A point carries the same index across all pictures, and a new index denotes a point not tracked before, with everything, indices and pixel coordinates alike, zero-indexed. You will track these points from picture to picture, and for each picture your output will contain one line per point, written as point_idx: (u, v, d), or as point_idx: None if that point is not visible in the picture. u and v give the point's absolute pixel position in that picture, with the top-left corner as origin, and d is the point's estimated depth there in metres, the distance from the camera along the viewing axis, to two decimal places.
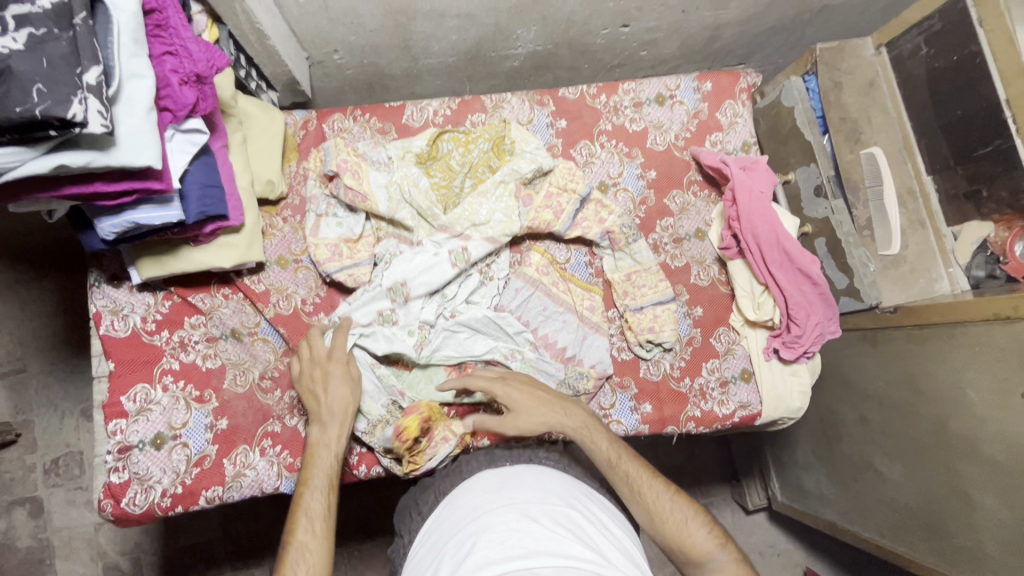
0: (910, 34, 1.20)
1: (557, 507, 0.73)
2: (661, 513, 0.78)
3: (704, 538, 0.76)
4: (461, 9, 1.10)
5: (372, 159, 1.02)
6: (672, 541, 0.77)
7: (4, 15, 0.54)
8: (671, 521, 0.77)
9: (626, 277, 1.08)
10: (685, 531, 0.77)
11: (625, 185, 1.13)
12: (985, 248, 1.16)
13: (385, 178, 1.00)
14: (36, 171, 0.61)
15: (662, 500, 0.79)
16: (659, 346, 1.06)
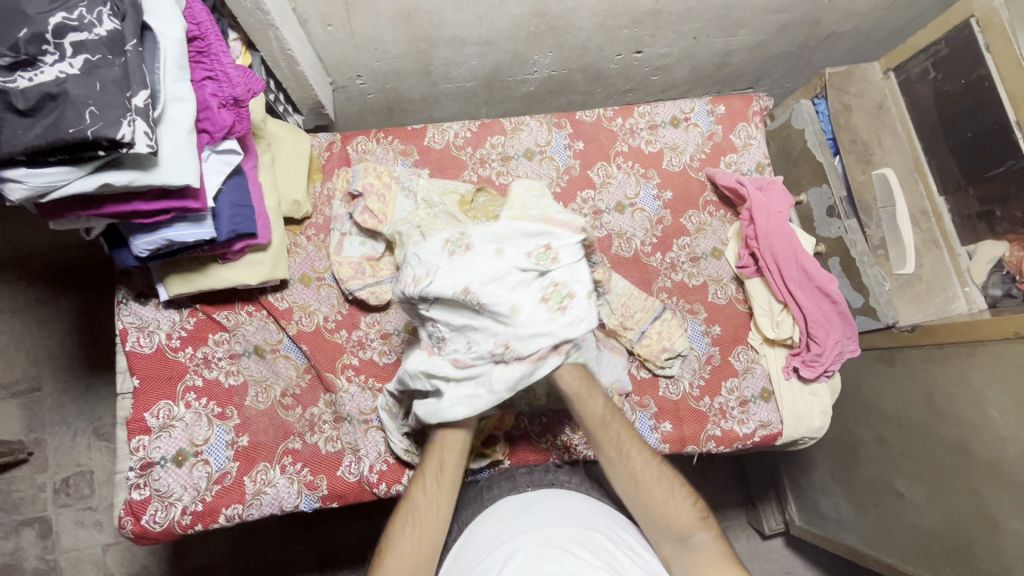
0: (919, 59, 1.23)
1: (579, 529, 0.73)
2: (648, 479, 0.78)
3: (687, 512, 0.76)
4: (481, 37, 1.13)
5: (403, 185, 1.05)
6: (656, 511, 0.76)
7: (61, 42, 0.56)
8: (659, 492, 0.77)
9: (620, 312, 1.07)
10: (670, 503, 0.76)
11: (642, 206, 1.15)
12: (1001, 267, 1.17)
13: (409, 206, 1.03)
14: (83, 189, 0.63)
15: (648, 467, 0.80)
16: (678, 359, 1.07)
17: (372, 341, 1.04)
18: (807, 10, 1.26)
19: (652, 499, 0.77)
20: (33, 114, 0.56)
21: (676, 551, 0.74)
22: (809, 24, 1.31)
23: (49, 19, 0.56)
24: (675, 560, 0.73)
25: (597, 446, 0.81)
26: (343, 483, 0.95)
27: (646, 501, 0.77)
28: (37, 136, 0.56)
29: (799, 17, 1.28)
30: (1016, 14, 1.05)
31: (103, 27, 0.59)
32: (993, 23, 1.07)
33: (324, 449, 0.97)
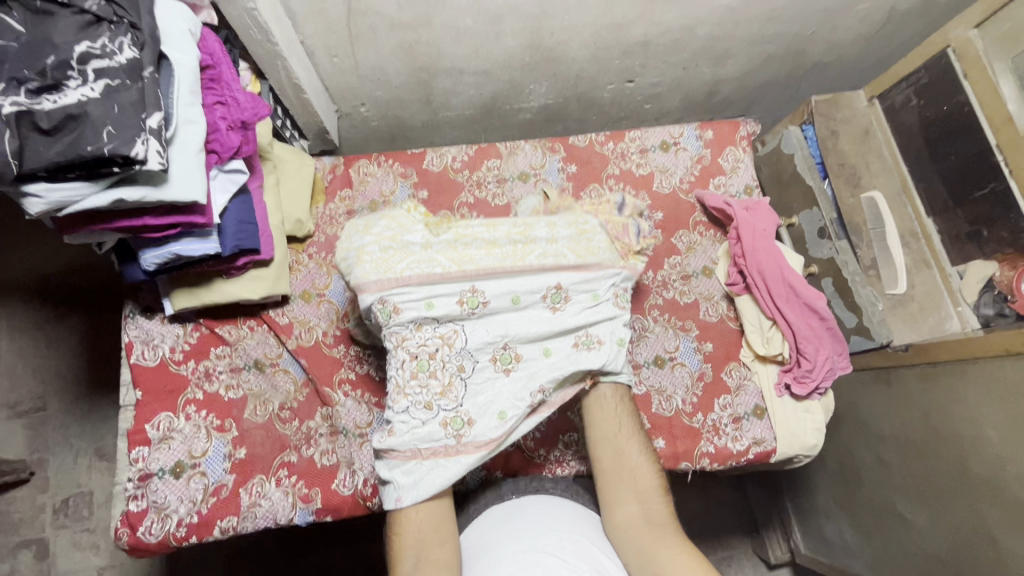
0: (901, 87, 1.27)
1: (561, 532, 0.77)
2: (631, 455, 0.87)
3: (651, 481, 0.86)
4: (478, 67, 1.20)
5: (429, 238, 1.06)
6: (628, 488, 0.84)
7: (85, 68, 0.61)
8: (638, 475, 0.86)
9: None
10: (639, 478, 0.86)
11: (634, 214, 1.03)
12: (992, 287, 1.14)
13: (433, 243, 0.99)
14: (98, 204, 0.67)
15: (630, 446, 0.88)
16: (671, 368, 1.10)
17: (369, 355, 1.05)
18: (791, 42, 1.32)
19: (624, 463, 0.86)
20: (55, 132, 0.61)
21: (631, 520, 0.81)
22: (794, 55, 1.37)
23: (75, 48, 0.61)
24: (623, 529, 0.81)
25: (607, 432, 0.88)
26: (337, 497, 0.96)
27: (622, 461, 0.86)
28: (58, 153, 0.60)
29: (783, 48, 1.33)
30: (990, 45, 1.10)
31: (123, 55, 0.64)
32: (969, 52, 1.12)
33: (319, 463, 0.98)
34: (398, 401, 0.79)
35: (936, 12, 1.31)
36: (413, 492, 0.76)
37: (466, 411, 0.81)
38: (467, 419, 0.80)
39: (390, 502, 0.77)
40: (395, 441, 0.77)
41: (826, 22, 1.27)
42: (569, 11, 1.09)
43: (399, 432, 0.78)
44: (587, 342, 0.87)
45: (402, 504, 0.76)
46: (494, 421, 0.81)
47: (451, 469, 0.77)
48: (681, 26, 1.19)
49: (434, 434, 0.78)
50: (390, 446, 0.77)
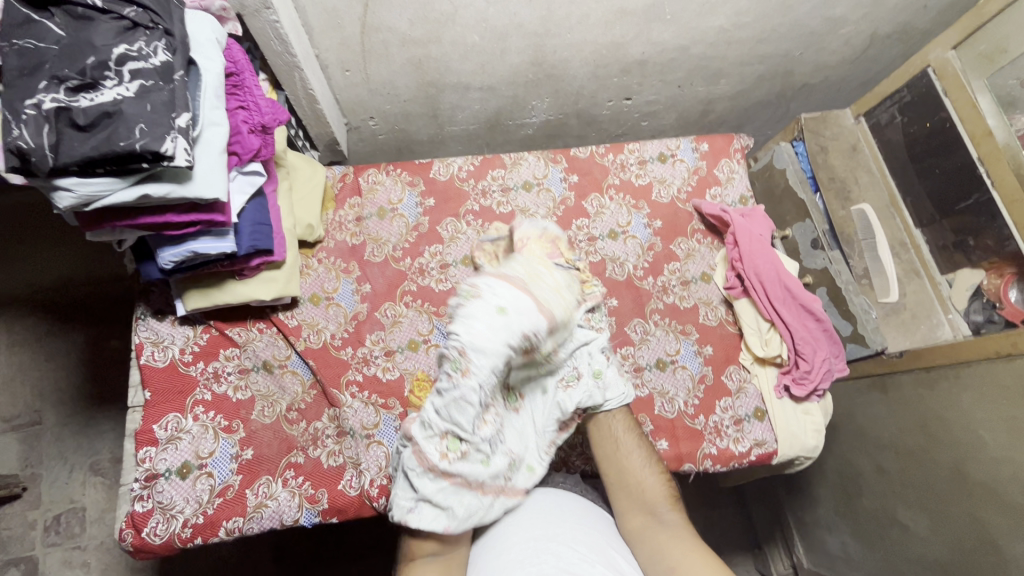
0: (885, 105, 1.33)
1: (570, 521, 0.79)
2: (638, 466, 0.88)
3: (660, 491, 0.86)
4: (484, 83, 1.25)
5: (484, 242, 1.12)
6: (636, 496, 0.85)
7: (121, 69, 0.65)
8: (646, 482, 0.86)
9: (618, 328, 1.14)
10: (644, 484, 0.86)
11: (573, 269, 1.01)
12: (980, 294, 1.19)
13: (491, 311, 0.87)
14: (124, 199, 0.70)
15: (634, 457, 0.89)
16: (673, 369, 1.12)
17: (376, 358, 1.07)
18: (781, 62, 1.38)
19: (628, 476, 0.87)
20: (90, 129, 0.63)
21: (644, 525, 0.83)
22: (783, 75, 1.44)
23: (113, 49, 0.65)
24: (638, 533, 0.82)
25: (603, 447, 0.90)
26: (343, 497, 0.96)
27: (626, 475, 0.87)
28: (92, 148, 0.63)
29: (773, 68, 1.40)
30: (968, 64, 1.16)
31: (157, 58, 0.68)
32: (948, 71, 1.18)
33: (326, 464, 0.99)
34: (483, 427, 0.72)
35: (916, 35, 1.39)
36: (467, 523, 0.74)
37: (517, 452, 0.80)
38: (517, 463, 0.80)
39: (438, 526, 0.72)
40: (468, 470, 0.73)
41: (812, 44, 1.34)
42: (571, 30, 1.14)
43: (472, 458, 0.73)
44: (566, 380, 0.87)
45: (451, 532, 0.73)
46: (525, 473, 0.81)
47: (492, 508, 0.77)
48: (676, 46, 1.25)
49: (503, 468, 0.76)
50: (462, 472, 0.72)
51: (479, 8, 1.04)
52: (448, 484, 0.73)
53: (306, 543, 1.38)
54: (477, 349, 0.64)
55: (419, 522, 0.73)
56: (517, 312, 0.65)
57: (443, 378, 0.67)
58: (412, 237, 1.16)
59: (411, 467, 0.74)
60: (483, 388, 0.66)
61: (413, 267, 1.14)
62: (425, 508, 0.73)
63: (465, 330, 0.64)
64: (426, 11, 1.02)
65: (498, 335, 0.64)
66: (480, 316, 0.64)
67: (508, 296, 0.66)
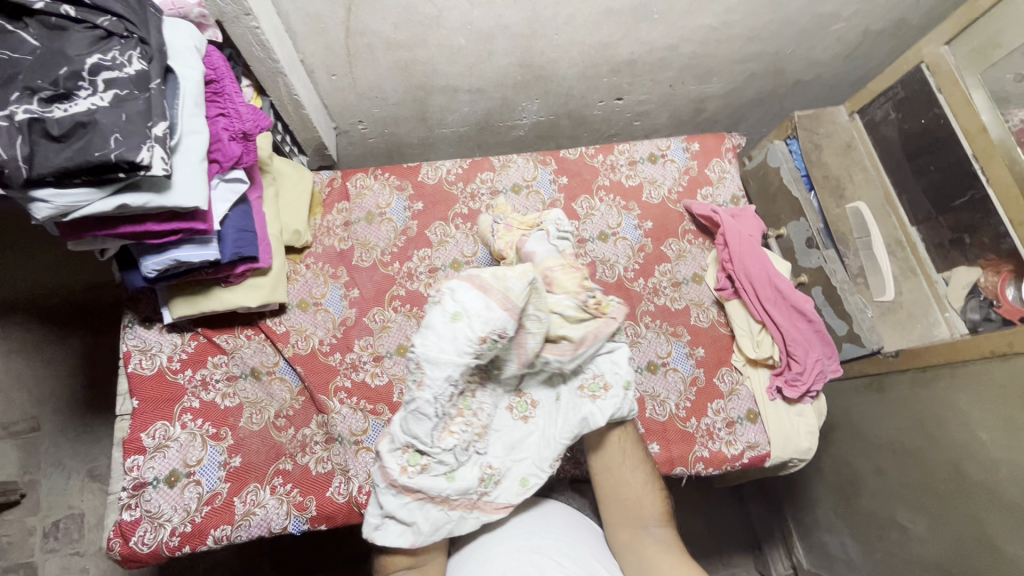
0: (879, 102, 1.32)
1: (554, 532, 0.79)
2: (638, 481, 0.86)
3: (655, 507, 0.85)
4: (472, 85, 1.24)
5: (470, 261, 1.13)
6: (631, 511, 0.84)
7: (95, 79, 0.65)
8: (643, 498, 0.85)
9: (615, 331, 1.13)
10: (641, 499, 0.85)
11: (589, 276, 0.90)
12: (977, 293, 1.17)
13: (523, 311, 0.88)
14: (102, 209, 0.70)
15: (637, 472, 0.87)
16: (665, 370, 1.11)
17: (365, 363, 1.06)
18: (772, 60, 1.37)
19: (628, 491, 0.85)
20: (65, 139, 0.63)
21: (632, 538, 0.82)
22: (775, 73, 1.42)
23: (86, 59, 0.65)
24: (629, 546, 0.81)
25: (608, 460, 0.87)
26: (332, 504, 0.96)
27: (625, 488, 0.85)
28: (66, 158, 0.63)
29: (765, 66, 1.39)
30: (961, 60, 1.14)
31: (132, 67, 0.67)
32: (941, 67, 1.16)
33: (314, 471, 0.98)
34: (444, 440, 0.73)
35: (908, 31, 1.37)
36: (433, 537, 0.73)
37: (497, 466, 0.79)
38: (498, 477, 0.79)
39: (404, 542, 0.73)
40: (429, 484, 0.72)
41: (804, 41, 1.32)
42: (558, 31, 1.14)
43: (433, 471, 0.73)
44: (592, 390, 0.84)
45: (417, 547, 0.73)
46: (515, 487, 0.79)
47: (465, 523, 0.76)
48: (666, 45, 1.24)
49: (470, 485, 0.75)
50: (424, 487, 0.72)
51: (464, 10, 1.04)
52: (411, 498, 0.73)
53: (302, 548, 1.38)
54: (430, 360, 0.66)
55: (386, 539, 0.73)
56: (476, 316, 0.66)
57: (407, 388, 0.69)
58: (401, 241, 1.16)
59: (377, 484, 0.73)
60: (440, 399, 0.68)
61: (401, 272, 1.14)
62: (390, 525, 0.74)
63: (421, 342, 0.67)
64: (411, 15, 1.02)
65: (452, 345, 0.66)
66: (434, 327, 0.66)
67: (468, 302, 0.66)
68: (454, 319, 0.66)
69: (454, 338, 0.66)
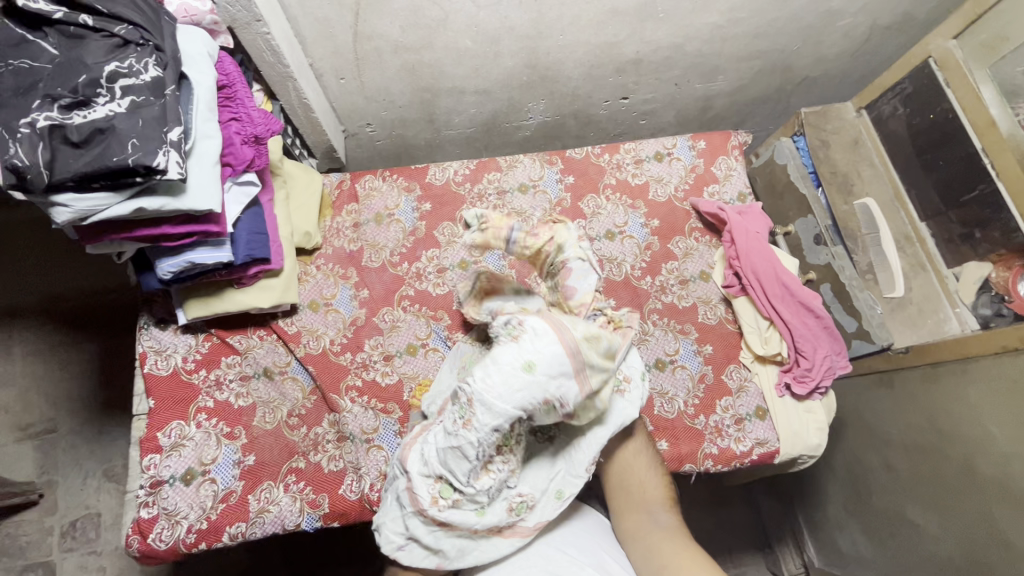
0: (887, 97, 1.31)
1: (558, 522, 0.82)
2: (644, 470, 0.88)
3: (660, 494, 0.86)
4: (478, 86, 1.25)
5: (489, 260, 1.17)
6: (636, 498, 0.85)
7: (113, 86, 0.67)
8: (647, 485, 0.87)
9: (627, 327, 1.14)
10: (645, 487, 0.86)
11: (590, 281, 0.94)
12: (988, 288, 1.16)
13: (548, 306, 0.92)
14: (120, 213, 0.71)
15: (641, 461, 0.88)
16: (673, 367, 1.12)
17: (375, 363, 1.08)
18: (778, 57, 1.37)
19: (632, 479, 0.87)
20: (83, 145, 0.65)
21: (639, 527, 0.82)
22: (781, 70, 1.42)
23: (104, 67, 0.67)
24: (633, 532, 0.82)
25: (609, 448, 0.88)
26: (344, 501, 0.97)
27: (629, 476, 0.87)
28: (85, 163, 0.64)
29: (771, 63, 1.39)
30: (969, 54, 1.14)
31: (148, 73, 0.69)
32: (950, 61, 1.16)
33: (327, 468, 1.00)
34: (479, 478, 0.70)
35: (916, 25, 1.36)
36: (458, 562, 0.74)
37: (529, 492, 0.76)
38: (530, 504, 0.76)
39: (428, 563, 0.74)
40: (462, 517, 0.70)
41: (810, 37, 1.32)
42: (564, 31, 1.14)
43: (465, 507, 0.71)
44: (620, 385, 0.84)
45: (442, 569, 0.74)
46: (552, 501, 0.78)
47: (498, 549, 0.74)
48: (671, 44, 1.25)
49: (501, 518, 0.73)
50: (454, 520, 0.70)
51: (471, 13, 1.05)
52: (438, 528, 0.72)
53: (315, 546, 1.39)
54: (485, 404, 0.62)
55: (410, 560, 0.74)
56: (546, 371, 0.63)
57: (450, 422, 0.67)
58: (410, 242, 1.17)
59: (405, 508, 0.73)
60: (483, 443, 0.65)
61: (411, 272, 1.15)
62: (415, 547, 0.74)
63: (481, 379, 0.63)
64: (418, 18, 1.03)
65: (515, 394, 0.62)
66: (500, 368, 0.62)
67: (541, 353, 0.63)
68: (528, 368, 0.62)
69: (517, 386, 0.62)
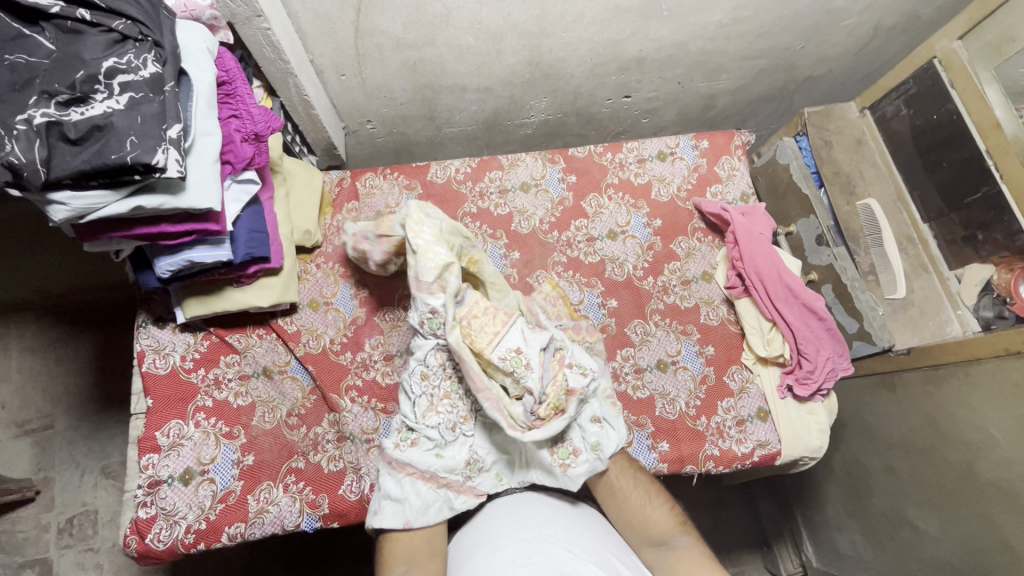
0: (890, 97, 1.30)
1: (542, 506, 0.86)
2: (636, 496, 0.86)
3: (664, 519, 0.84)
4: (481, 84, 1.24)
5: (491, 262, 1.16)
6: (638, 527, 0.85)
7: (111, 82, 0.65)
8: (641, 509, 0.85)
9: (630, 327, 1.14)
10: (646, 512, 0.85)
11: (580, 361, 0.89)
12: (990, 290, 1.16)
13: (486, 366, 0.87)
14: (118, 211, 0.70)
15: (633, 491, 0.87)
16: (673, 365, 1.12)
17: (376, 362, 1.07)
18: (782, 56, 1.36)
19: (633, 512, 0.85)
20: (81, 142, 0.64)
21: (658, 555, 0.83)
22: (784, 69, 1.41)
23: (102, 63, 0.65)
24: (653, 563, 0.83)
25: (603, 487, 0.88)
26: (344, 502, 0.97)
27: (630, 509, 0.85)
28: (83, 161, 0.63)
29: (774, 63, 1.38)
30: (974, 55, 1.13)
31: (147, 69, 0.68)
32: (954, 63, 1.15)
33: (326, 469, 0.99)
34: (428, 416, 0.89)
35: (921, 25, 1.35)
36: (424, 516, 0.82)
37: (483, 455, 0.89)
38: (481, 465, 0.88)
39: (399, 521, 0.81)
40: (418, 459, 0.85)
41: (815, 36, 1.31)
42: (567, 29, 1.13)
43: (421, 446, 0.87)
44: (562, 458, 0.86)
45: (411, 526, 0.81)
46: (491, 479, 0.89)
47: (455, 501, 0.85)
48: (675, 42, 1.24)
49: (455, 465, 0.86)
50: (412, 460, 0.85)
51: (473, 9, 1.03)
52: (404, 474, 0.84)
53: (314, 546, 1.39)
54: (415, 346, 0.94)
55: (381, 521, 0.81)
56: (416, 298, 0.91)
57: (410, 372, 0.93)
58: None
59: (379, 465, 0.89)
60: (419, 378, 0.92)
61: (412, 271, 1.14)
62: (386, 508, 0.82)
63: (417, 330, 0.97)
64: (420, 14, 1.02)
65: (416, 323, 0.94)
66: None
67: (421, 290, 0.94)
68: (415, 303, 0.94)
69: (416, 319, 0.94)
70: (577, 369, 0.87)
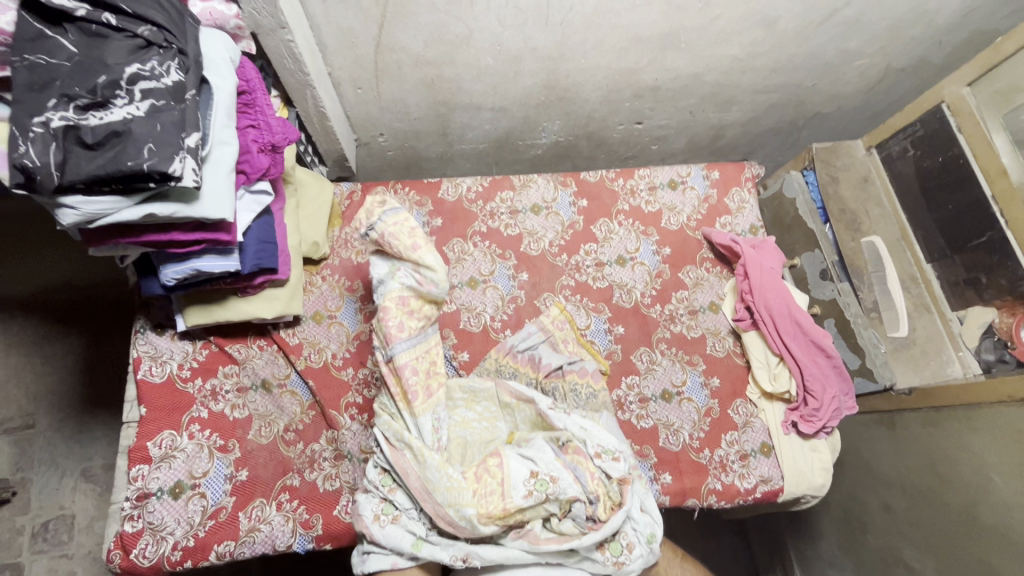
0: (897, 138, 1.32)
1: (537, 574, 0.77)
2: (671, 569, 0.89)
3: None
4: (495, 104, 1.24)
5: (499, 283, 1.15)
6: None
7: (133, 88, 0.64)
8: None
9: (636, 354, 1.13)
10: None
11: (606, 443, 0.86)
12: (991, 333, 1.15)
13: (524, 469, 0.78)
14: (129, 218, 0.69)
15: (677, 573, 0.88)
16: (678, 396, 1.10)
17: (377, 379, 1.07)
18: (793, 92, 1.38)
19: None
20: (97, 147, 0.62)
21: None
22: (795, 104, 1.43)
23: (125, 69, 0.64)
24: None
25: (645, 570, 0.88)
26: (339, 523, 0.95)
27: None
28: (98, 166, 0.62)
29: (786, 98, 1.40)
30: (982, 102, 1.14)
31: (169, 77, 0.67)
32: (962, 108, 1.17)
33: (322, 488, 0.98)
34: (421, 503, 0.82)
35: (930, 69, 1.38)
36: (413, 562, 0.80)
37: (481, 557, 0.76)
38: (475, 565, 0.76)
39: (385, 563, 0.79)
40: (396, 540, 0.79)
41: (827, 75, 1.33)
42: (586, 54, 1.14)
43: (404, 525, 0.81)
44: (616, 556, 0.78)
45: (399, 567, 0.79)
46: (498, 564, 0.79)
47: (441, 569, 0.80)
48: (690, 73, 1.25)
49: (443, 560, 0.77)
50: (390, 538, 0.79)
51: (495, 32, 1.04)
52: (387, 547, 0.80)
53: (298, 563, 1.35)
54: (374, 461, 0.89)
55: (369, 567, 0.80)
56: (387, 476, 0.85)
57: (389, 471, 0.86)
58: None
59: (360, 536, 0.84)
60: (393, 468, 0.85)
61: None
62: (373, 556, 0.80)
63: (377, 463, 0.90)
64: (441, 33, 1.02)
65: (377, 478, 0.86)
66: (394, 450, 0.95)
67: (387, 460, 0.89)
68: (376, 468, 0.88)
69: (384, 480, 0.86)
70: (607, 455, 0.85)
